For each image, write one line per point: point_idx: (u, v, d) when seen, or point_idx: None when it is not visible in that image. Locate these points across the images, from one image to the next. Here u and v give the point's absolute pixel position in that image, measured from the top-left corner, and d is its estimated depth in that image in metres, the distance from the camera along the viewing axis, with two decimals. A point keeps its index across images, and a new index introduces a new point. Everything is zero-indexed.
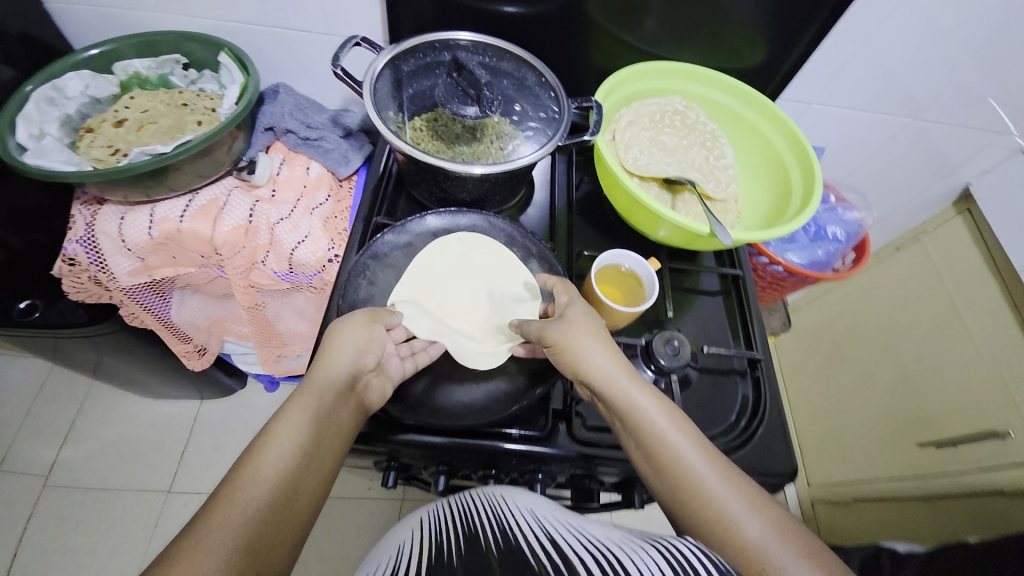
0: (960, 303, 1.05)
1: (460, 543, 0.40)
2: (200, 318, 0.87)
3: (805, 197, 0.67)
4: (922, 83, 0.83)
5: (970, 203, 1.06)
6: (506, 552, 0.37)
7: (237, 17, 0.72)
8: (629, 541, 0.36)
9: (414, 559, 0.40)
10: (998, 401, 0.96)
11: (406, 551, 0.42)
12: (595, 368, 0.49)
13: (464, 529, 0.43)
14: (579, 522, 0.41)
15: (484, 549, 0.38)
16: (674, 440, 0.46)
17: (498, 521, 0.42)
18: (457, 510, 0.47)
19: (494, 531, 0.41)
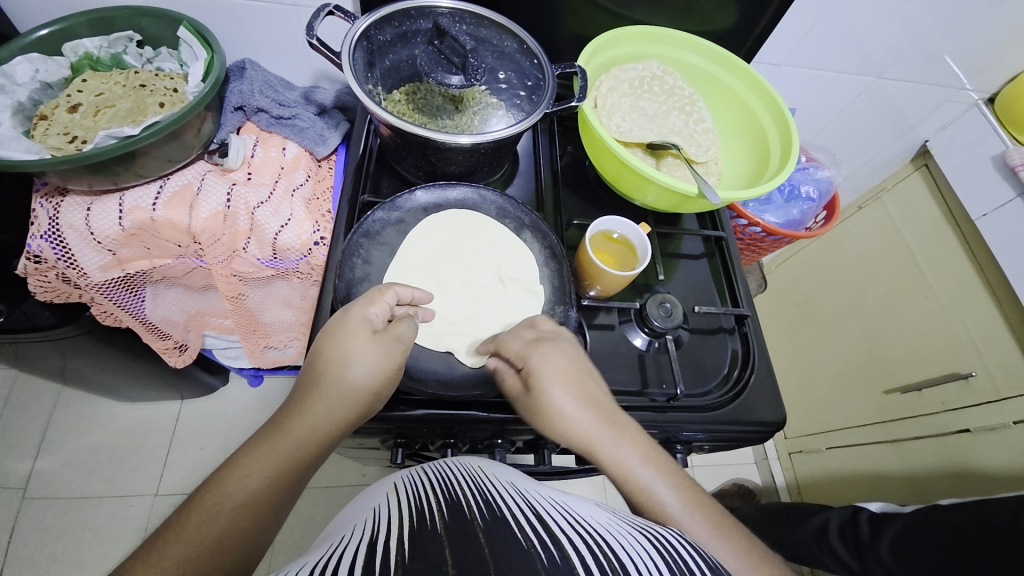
0: (920, 254, 1.11)
1: (442, 507, 0.38)
2: (178, 313, 0.83)
3: (783, 155, 0.69)
4: (884, 42, 0.86)
5: (927, 159, 1.12)
6: (492, 523, 0.35)
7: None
8: (618, 527, 0.38)
9: (392, 519, 0.37)
10: (956, 343, 1.03)
11: (380, 513, 0.39)
12: (569, 421, 0.48)
13: (444, 494, 0.41)
14: (562, 500, 0.42)
15: (469, 516, 0.37)
16: (651, 480, 0.46)
17: (480, 492, 0.41)
18: (435, 477, 0.45)
19: (477, 501, 0.39)
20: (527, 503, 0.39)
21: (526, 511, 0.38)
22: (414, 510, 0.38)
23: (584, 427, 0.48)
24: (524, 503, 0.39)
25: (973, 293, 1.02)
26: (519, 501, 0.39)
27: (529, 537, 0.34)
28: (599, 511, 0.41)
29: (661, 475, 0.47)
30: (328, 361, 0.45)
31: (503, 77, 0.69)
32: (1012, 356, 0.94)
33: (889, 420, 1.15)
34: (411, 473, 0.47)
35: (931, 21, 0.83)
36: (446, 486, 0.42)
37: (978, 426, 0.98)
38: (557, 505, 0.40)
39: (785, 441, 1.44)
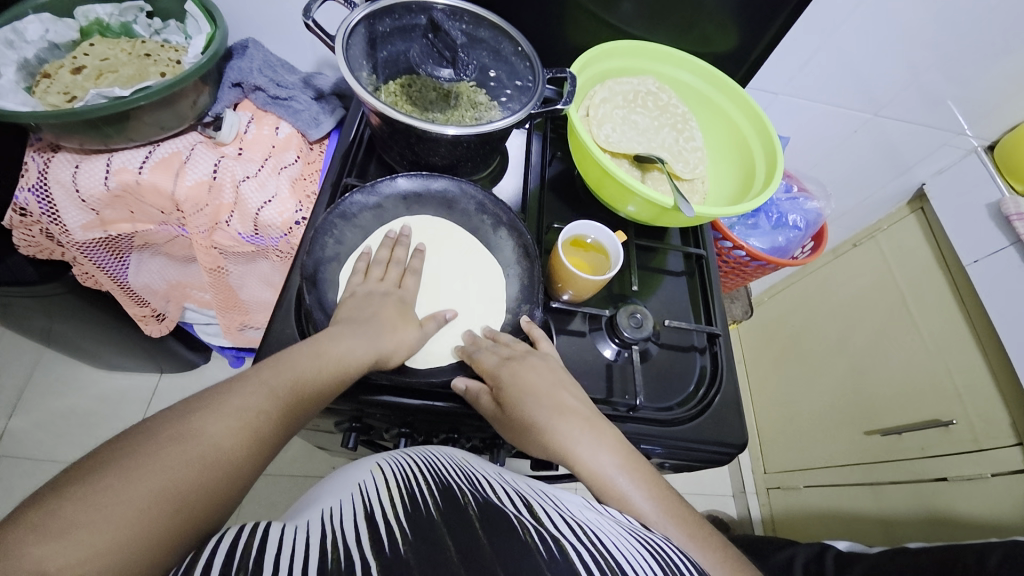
0: (910, 297, 1.10)
1: (433, 491, 0.40)
2: (158, 282, 0.83)
3: (767, 178, 0.70)
4: (886, 81, 0.87)
5: (923, 202, 1.11)
6: (490, 513, 0.38)
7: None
8: (603, 522, 0.41)
9: (385, 499, 0.39)
10: (940, 389, 1.02)
11: (369, 488, 0.40)
12: (545, 432, 0.49)
13: (431, 479, 0.43)
14: (551, 497, 0.45)
15: (463, 504, 0.39)
16: (628, 489, 0.46)
17: (471, 485, 0.43)
18: (418, 462, 0.47)
19: (467, 489, 0.42)
20: (518, 501, 0.42)
21: (523, 508, 0.40)
22: (406, 491, 0.40)
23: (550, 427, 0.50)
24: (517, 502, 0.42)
25: (959, 341, 1.01)
26: (513, 497, 0.42)
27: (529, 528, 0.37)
28: (589, 508, 0.43)
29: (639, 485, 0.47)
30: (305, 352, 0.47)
31: (496, 76, 0.70)
32: (994, 407, 0.92)
33: (867, 463, 1.13)
34: (391, 456, 0.49)
35: (932, 64, 0.83)
36: (434, 474, 0.44)
37: (955, 475, 0.95)
38: (546, 503, 0.43)
39: (764, 476, 1.41)
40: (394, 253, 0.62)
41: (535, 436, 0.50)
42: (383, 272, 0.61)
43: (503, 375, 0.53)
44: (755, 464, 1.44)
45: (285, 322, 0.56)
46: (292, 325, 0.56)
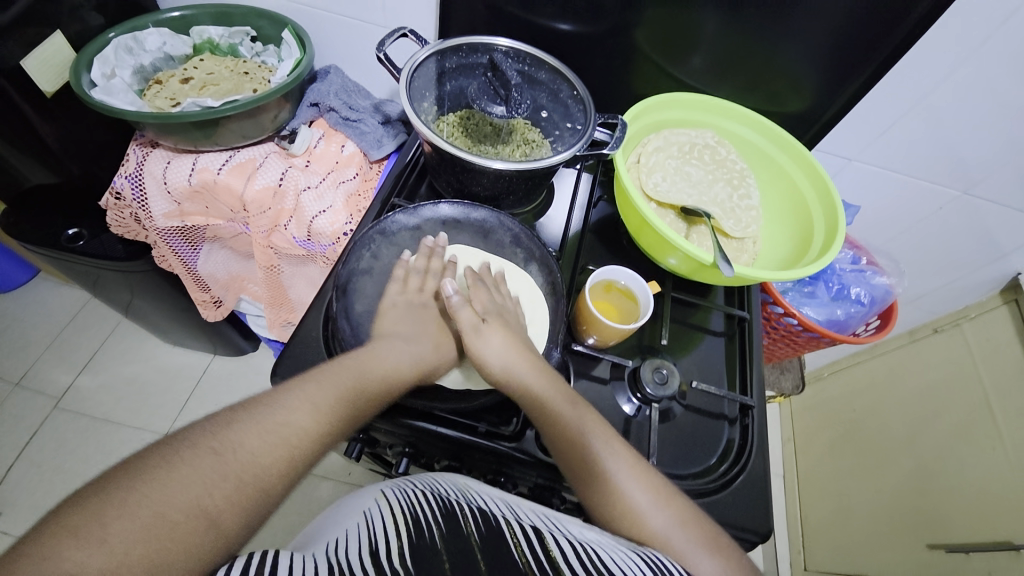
0: (994, 396, 0.96)
1: (437, 517, 0.41)
2: (221, 272, 0.91)
3: (825, 245, 0.65)
4: (977, 157, 0.79)
5: (1017, 294, 0.98)
6: (488, 536, 0.38)
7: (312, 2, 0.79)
8: (603, 543, 0.41)
9: (389, 526, 0.39)
10: (1018, 507, 0.87)
11: (376, 517, 0.41)
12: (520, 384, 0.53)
13: (436, 505, 0.43)
14: (550, 518, 0.45)
15: (463, 528, 0.40)
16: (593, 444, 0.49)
17: (470, 507, 0.43)
18: (423, 489, 0.47)
19: (470, 512, 0.42)
20: (519, 527, 0.40)
21: (519, 530, 0.39)
22: (412, 518, 0.40)
23: (549, 394, 0.52)
24: (516, 527, 0.40)
25: None
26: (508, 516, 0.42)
27: (522, 547, 0.37)
28: (587, 530, 0.43)
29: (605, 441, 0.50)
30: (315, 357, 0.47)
31: (548, 114, 0.72)
32: None
33: None
34: (395, 486, 0.48)
35: None
36: (439, 504, 0.43)
37: None
38: (551, 528, 0.41)
39: (803, 574, 1.26)
40: (431, 263, 0.63)
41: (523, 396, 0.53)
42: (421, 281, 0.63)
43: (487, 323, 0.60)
44: (794, 558, 1.30)
45: (313, 326, 0.58)
46: (319, 327, 0.58)
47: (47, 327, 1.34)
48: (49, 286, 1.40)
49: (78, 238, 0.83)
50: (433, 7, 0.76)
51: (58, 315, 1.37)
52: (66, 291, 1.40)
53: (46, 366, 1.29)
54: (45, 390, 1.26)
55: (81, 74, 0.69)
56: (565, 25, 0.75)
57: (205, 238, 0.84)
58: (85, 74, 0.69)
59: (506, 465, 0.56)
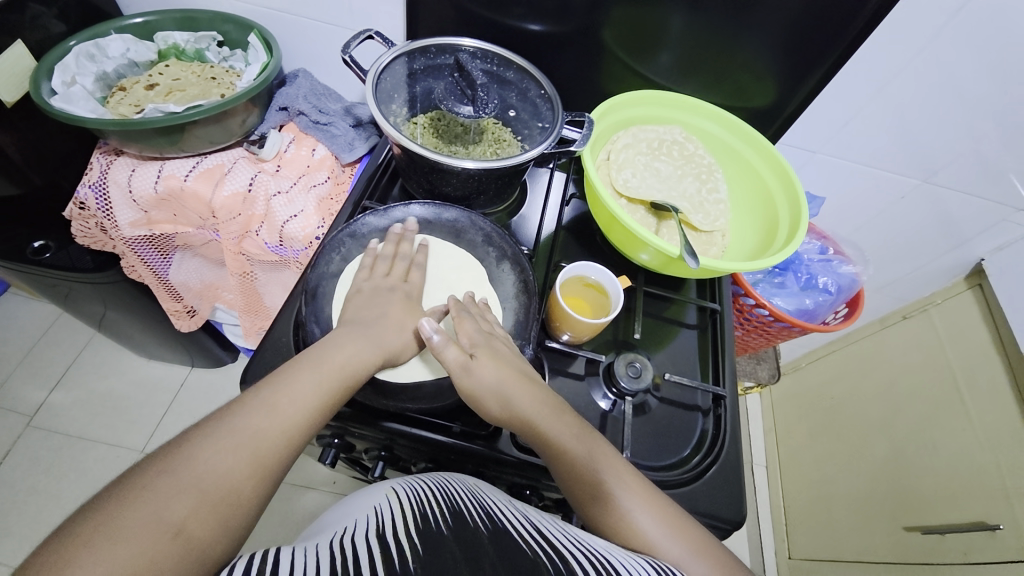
0: (962, 379, 0.99)
1: (447, 514, 0.41)
2: (194, 280, 0.90)
3: (789, 235, 0.66)
4: (933, 147, 0.82)
5: (982, 279, 1.01)
6: (498, 534, 0.39)
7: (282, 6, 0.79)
8: (609, 547, 0.42)
9: (398, 518, 0.39)
10: (989, 487, 0.90)
11: (386, 509, 0.41)
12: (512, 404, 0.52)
13: (446, 502, 0.44)
14: (559, 524, 0.46)
15: (472, 525, 0.40)
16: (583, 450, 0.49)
17: (482, 509, 0.43)
18: (435, 486, 0.47)
19: (480, 512, 0.42)
20: (531, 532, 0.41)
21: (534, 536, 0.40)
22: (421, 514, 0.40)
23: (532, 408, 0.51)
24: (529, 532, 0.41)
25: (1013, 438, 0.89)
26: (520, 519, 0.43)
27: (536, 550, 0.37)
28: (592, 536, 0.44)
29: (594, 445, 0.50)
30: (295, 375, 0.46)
31: (516, 113, 0.72)
32: None
33: (903, 563, 0.99)
34: (406, 482, 0.48)
35: (988, 125, 0.77)
36: (448, 503, 0.43)
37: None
38: (564, 537, 0.42)
39: (787, 562, 1.28)
40: (399, 249, 0.63)
41: (517, 411, 0.51)
42: (389, 267, 0.62)
43: (478, 356, 0.54)
44: (779, 546, 1.32)
45: (283, 332, 0.58)
46: (289, 333, 0.58)
47: (18, 342, 1.31)
48: (18, 302, 1.37)
49: (45, 251, 0.82)
50: (402, 11, 0.77)
51: (29, 330, 1.33)
52: (36, 306, 1.37)
53: (16, 383, 1.26)
54: (17, 408, 1.22)
55: (40, 82, 0.68)
56: (535, 26, 0.75)
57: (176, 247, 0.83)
58: (45, 82, 0.68)
59: (483, 464, 0.57)
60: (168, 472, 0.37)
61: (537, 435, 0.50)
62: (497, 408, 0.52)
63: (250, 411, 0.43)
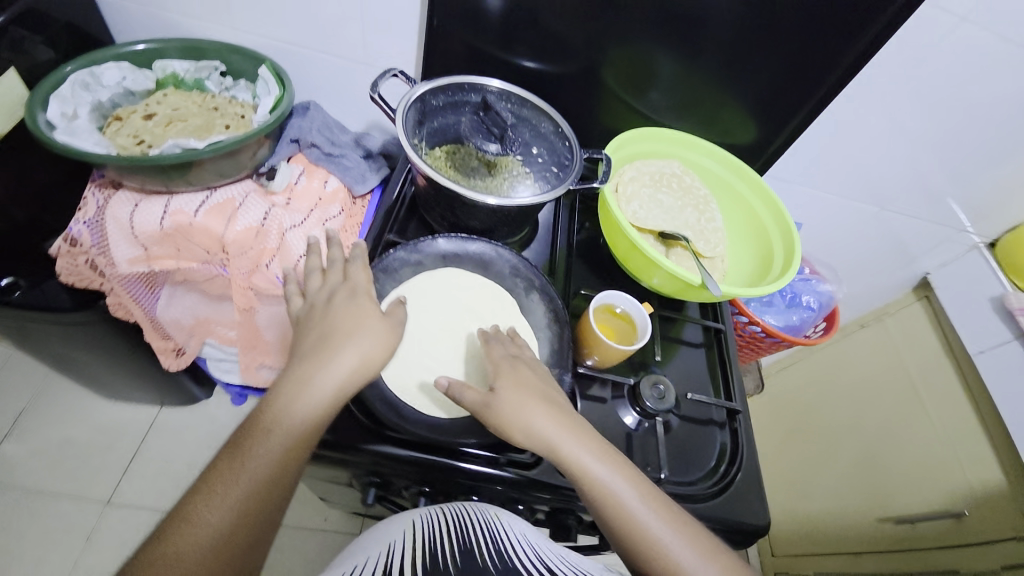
0: (919, 382, 1.11)
1: (456, 553, 0.46)
2: (186, 318, 0.87)
3: (785, 263, 0.73)
4: (886, 178, 0.94)
5: (928, 291, 1.14)
6: (503, 574, 0.44)
7: (288, 37, 0.79)
8: None
9: (407, 558, 0.45)
10: (950, 478, 1.02)
11: (398, 549, 0.47)
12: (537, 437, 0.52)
13: (458, 539, 0.48)
14: (565, 555, 0.52)
15: (478, 563, 0.45)
16: (612, 480, 0.50)
17: (492, 543, 0.48)
18: (452, 519, 0.52)
19: (490, 550, 0.47)
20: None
21: (534, 573, 0.45)
22: (432, 551, 0.46)
23: (559, 438, 0.52)
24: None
25: (966, 432, 1.02)
26: (526, 555, 0.48)
27: None
28: (590, 571, 0.49)
29: (622, 474, 0.51)
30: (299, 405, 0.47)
31: (540, 154, 0.74)
32: (1001, 501, 0.93)
33: (878, 552, 1.11)
34: (426, 514, 0.54)
35: (931, 159, 0.89)
36: (460, 540, 0.48)
37: (968, 570, 0.95)
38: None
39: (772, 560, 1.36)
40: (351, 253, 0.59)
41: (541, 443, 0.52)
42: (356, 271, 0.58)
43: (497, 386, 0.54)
44: (762, 546, 1.40)
45: None
46: None
47: None
48: None
49: (14, 290, 0.72)
50: (413, 46, 0.79)
51: None
52: None
53: None
54: None
55: (38, 114, 0.65)
56: (544, 66, 0.79)
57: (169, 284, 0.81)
58: (42, 113, 0.65)
59: (529, 492, 0.58)
60: (211, 518, 0.42)
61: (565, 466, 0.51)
62: (527, 442, 0.52)
63: (258, 450, 0.45)
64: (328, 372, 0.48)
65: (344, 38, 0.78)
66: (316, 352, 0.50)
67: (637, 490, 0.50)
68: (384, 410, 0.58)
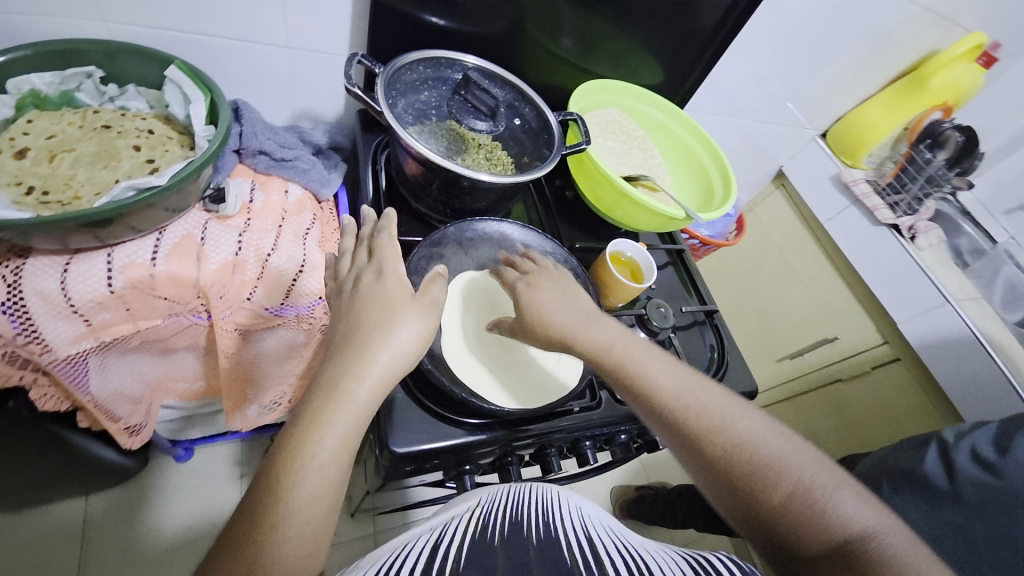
0: (786, 249, 1.39)
1: (504, 528, 0.41)
2: (135, 386, 0.71)
3: (725, 184, 0.88)
4: (750, 96, 1.13)
5: (783, 180, 1.40)
6: (546, 544, 0.39)
7: (164, 24, 0.64)
8: (662, 551, 0.43)
9: (456, 536, 0.41)
10: (824, 315, 1.30)
11: (449, 529, 0.43)
12: (657, 394, 0.49)
13: (508, 514, 0.44)
14: (617, 528, 0.47)
15: (524, 536, 0.40)
16: (743, 432, 0.46)
17: (540, 514, 0.44)
18: (506, 497, 0.47)
19: (537, 523, 0.42)
20: (585, 535, 0.42)
21: (586, 541, 0.41)
22: (478, 527, 0.42)
23: (677, 389, 0.49)
24: (580, 537, 0.41)
25: (825, 274, 1.30)
26: (577, 524, 0.44)
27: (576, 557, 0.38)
28: (647, 540, 0.46)
29: (750, 424, 0.47)
30: (356, 384, 0.41)
31: (522, 122, 0.75)
32: (864, 322, 1.23)
33: (785, 383, 1.42)
34: (487, 494, 0.50)
35: (779, 71, 1.09)
36: (506, 514, 0.44)
37: (847, 375, 1.25)
38: (614, 539, 0.43)
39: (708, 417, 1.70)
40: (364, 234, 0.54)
41: (655, 397, 0.49)
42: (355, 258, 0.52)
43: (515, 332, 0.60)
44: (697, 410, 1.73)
45: None
46: None
47: None
48: None
49: None
50: (327, 17, 0.69)
51: None
52: None
53: None
54: None
55: None
56: (486, 30, 0.77)
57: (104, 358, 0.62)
58: None
59: (601, 428, 0.66)
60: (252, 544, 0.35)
61: (681, 422, 0.47)
62: (647, 401, 0.50)
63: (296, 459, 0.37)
64: (361, 379, 0.41)
65: (239, 15, 0.65)
66: (344, 347, 0.42)
67: (712, 402, 0.48)
68: (478, 400, 0.58)
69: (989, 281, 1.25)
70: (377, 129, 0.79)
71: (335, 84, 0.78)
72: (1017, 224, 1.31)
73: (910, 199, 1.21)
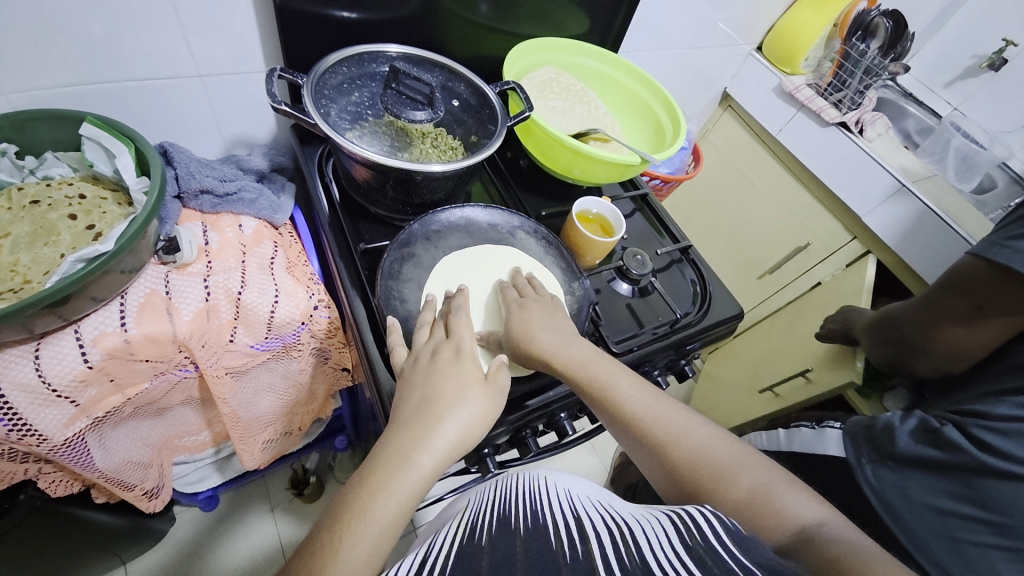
0: (747, 169, 1.41)
1: (490, 525, 0.38)
2: (143, 452, 0.70)
3: (672, 118, 0.88)
4: (683, 24, 1.11)
5: (730, 101, 1.42)
6: (533, 530, 0.36)
7: (62, 79, 0.60)
8: (647, 514, 0.39)
9: (447, 541, 0.38)
10: (793, 226, 1.34)
11: (440, 538, 0.40)
12: (642, 405, 0.53)
13: (499, 508, 0.41)
14: (606, 500, 0.44)
15: (511, 527, 0.37)
16: (715, 444, 0.51)
17: (525, 508, 0.40)
18: (495, 492, 0.44)
19: (522, 512, 0.39)
20: (573, 514, 0.39)
21: (571, 523, 0.37)
22: (466, 529, 0.39)
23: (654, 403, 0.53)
24: (568, 516, 0.38)
25: (788, 186, 1.33)
26: (563, 505, 0.40)
27: (558, 539, 0.35)
28: (635, 507, 0.42)
29: (722, 439, 0.52)
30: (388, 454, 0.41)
31: (461, 102, 0.74)
32: (832, 223, 1.26)
33: (765, 299, 1.45)
34: (474, 497, 0.47)
35: None
36: (495, 508, 0.41)
37: (827, 276, 1.29)
38: (601, 511, 0.40)
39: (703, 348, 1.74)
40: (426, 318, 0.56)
41: (636, 414, 0.53)
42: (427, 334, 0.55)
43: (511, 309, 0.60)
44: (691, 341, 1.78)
45: (383, 375, 0.57)
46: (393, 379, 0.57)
47: None
48: None
49: None
50: (235, 34, 0.66)
51: None
52: None
53: None
54: None
55: None
56: (403, 14, 0.74)
57: (107, 431, 0.62)
58: None
59: None
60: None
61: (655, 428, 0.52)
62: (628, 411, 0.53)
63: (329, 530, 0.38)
64: (430, 452, 0.42)
65: (139, 53, 0.61)
66: (418, 421, 0.44)
67: (685, 415, 0.53)
68: None
69: (941, 155, 1.27)
70: (316, 141, 0.77)
71: (260, 102, 0.75)
72: (959, 95, 1.35)
73: (853, 94, 1.23)
